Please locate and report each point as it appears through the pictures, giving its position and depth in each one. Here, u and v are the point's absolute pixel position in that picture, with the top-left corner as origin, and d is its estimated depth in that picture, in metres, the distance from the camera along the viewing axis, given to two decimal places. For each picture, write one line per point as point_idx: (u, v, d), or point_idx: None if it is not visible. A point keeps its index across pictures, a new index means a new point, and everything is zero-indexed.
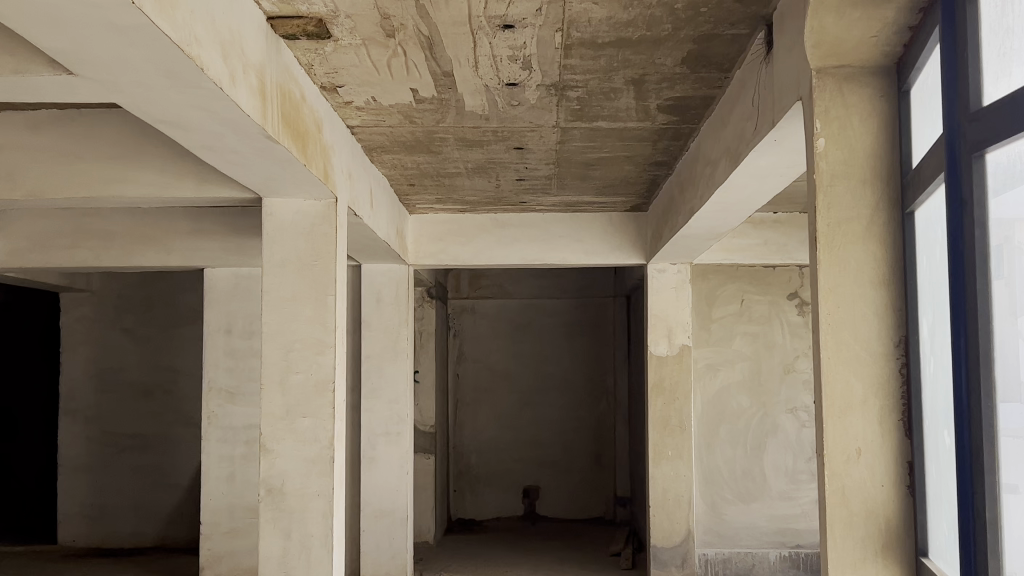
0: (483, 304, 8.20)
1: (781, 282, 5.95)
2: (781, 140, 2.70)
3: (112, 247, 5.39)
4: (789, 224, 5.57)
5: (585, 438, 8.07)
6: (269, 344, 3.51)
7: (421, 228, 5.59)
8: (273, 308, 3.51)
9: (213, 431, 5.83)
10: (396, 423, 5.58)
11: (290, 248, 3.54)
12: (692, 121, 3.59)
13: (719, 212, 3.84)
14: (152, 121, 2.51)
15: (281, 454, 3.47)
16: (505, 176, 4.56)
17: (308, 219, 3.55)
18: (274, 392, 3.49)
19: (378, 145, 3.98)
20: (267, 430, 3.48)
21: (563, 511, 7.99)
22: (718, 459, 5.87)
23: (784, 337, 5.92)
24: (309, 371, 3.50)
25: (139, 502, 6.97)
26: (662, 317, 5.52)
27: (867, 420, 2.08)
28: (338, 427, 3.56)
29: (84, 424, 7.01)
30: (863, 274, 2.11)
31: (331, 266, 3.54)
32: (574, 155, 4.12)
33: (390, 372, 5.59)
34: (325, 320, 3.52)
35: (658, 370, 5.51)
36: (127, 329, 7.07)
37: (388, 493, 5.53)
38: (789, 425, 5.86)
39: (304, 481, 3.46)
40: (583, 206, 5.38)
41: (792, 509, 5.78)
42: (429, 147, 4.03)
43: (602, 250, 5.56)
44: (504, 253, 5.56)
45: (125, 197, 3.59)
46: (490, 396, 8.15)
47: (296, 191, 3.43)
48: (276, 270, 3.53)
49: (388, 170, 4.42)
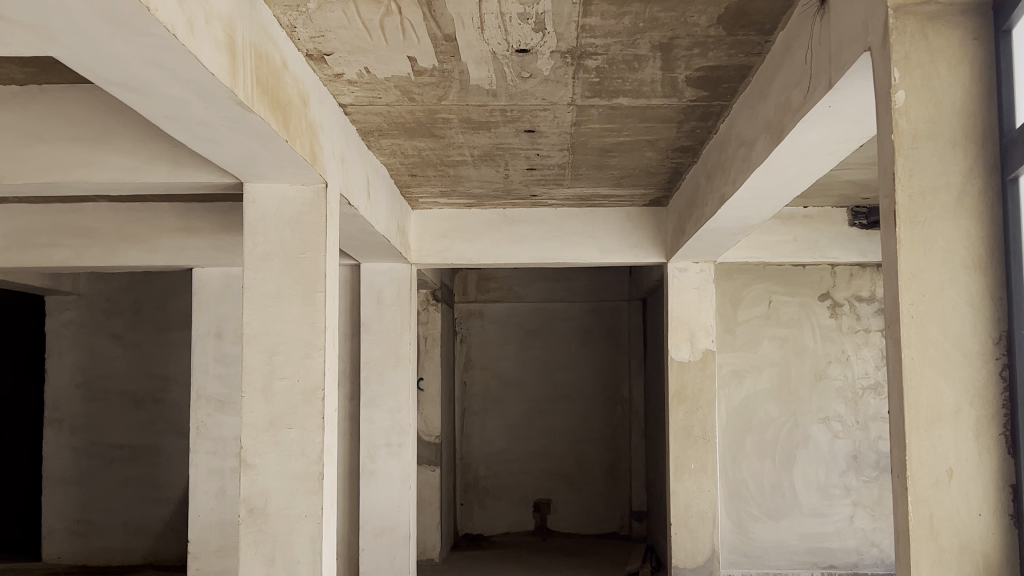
0: (492, 308, 7.82)
1: (812, 282, 5.57)
2: (836, 106, 2.32)
3: (94, 242, 5.06)
4: (820, 219, 5.19)
5: (599, 448, 7.68)
6: (251, 347, 3.13)
7: (425, 224, 5.22)
8: (255, 307, 3.14)
9: (202, 442, 5.44)
10: (398, 433, 5.20)
11: (274, 239, 3.17)
12: (726, 98, 3.22)
13: (752, 201, 3.46)
14: (101, 81, 2.13)
15: (264, 470, 3.09)
16: (514, 164, 4.18)
17: (296, 206, 3.18)
18: (256, 400, 3.11)
19: (375, 128, 3.61)
20: (248, 442, 3.10)
21: (576, 526, 7.60)
22: (744, 473, 5.46)
23: (815, 340, 5.53)
24: (295, 377, 3.12)
25: (128, 517, 6.58)
26: (683, 319, 5.14)
27: (960, 434, 1.69)
28: (329, 438, 3.19)
29: (70, 434, 6.65)
30: (953, 254, 1.73)
31: (321, 260, 3.16)
32: (591, 139, 3.75)
33: (392, 379, 5.21)
34: (315, 320, 3.14)
35: (679, 377, 5.12)
36: (116, 335, 6.71)
37: (389, 509, 5.13)
38: (821, 436, 5.46)
39: (290, 500, 3.07)
40: (598, 200, 5.01)
41: (824, 527, 5.39)
42: (432, 130, 3.66)
43: (619, 248, 5.18)
44: (513, 251, 5.18)
45: (91, 183, 3.22)
46: (500, 404, 7.77)
47: (279, 175, 3.06)
48: (259, 264, 3.16)
49: (386, 157, 4.05)
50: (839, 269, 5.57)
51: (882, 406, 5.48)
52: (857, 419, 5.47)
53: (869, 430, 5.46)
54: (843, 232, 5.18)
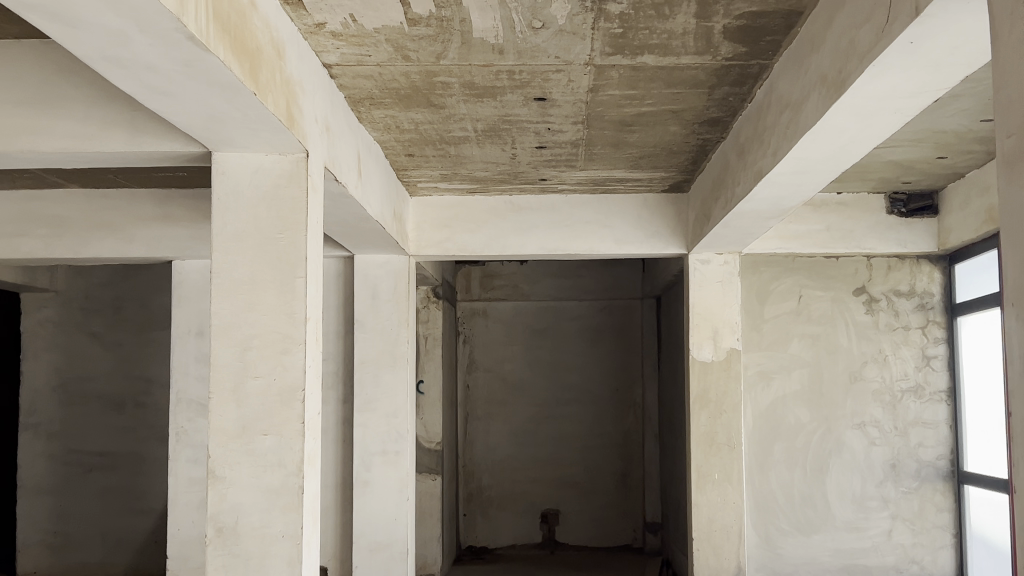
0: (496, 306, 7.41)
1: (845, 275, 5.16)
2: (919, 42, 1.92)
3: (67, 234, 4.71)
4: (854, 206, 4.78)
5: (610, 456, 7.26)
6: (219, 341, 2.70)
7: (425, 212, 4.82)
8: (223, 296, 2.71)
9: (181, 449, 5.01)
10: (395, 439, 4.75)
11: (247, 218, 2.74)
12: (767, 54, 2.81)
13: (793, 176, 3.05)
14: (14, 4, 1.73)
15: (235, 484, 2.66)
16: (522, 142, 3.77)
17: (272, 178, 2.77)
18: (226, 403, 2.69)
19: (365, 96, 3.19)
20: (216, 451, 2.67)
21: (586, 538, 7.17)
22: (773, 484, 5.03)
23: (849, 338, 5.12)
24: (271, 376, 2.70)
25: (108, 530, 6.16)
26: (706, 316, 4.71)
27: None
28: (310, 447, 2.76)
29: (46, 441, 6.22)
30: None
31: (302, 241, 2.74)
32: (608, 109, 3.33)
33: (389, 381, 4.78)
34: (293, 311, 2.72)
35: (701, 379, 4.69)
36: (95, 334, 6.29)
37: (385, 522, 4.69)
38: (856, 442, 5.04)
39: (264, 518, 2.65)
40: (612, 185, 4.59)
41: (860, 542, 4.97)
42: (430, 99, 3.24)
43: (636, 238, 4.76)
44: (520, 241, 4.77)
45: (37, 152, 2.79)
46: (504, 409, 7.35)
47: (251, 142, 2.65)
48: (229, 245, 2.73)
49: (380, 133, 3.63)
50: (876, 261, 5.16)
51: (922, 411, 5.04)
52: (896, 424, 5.05)
53: (908, 437, 5.03)
54: (880, 221, 4.78)
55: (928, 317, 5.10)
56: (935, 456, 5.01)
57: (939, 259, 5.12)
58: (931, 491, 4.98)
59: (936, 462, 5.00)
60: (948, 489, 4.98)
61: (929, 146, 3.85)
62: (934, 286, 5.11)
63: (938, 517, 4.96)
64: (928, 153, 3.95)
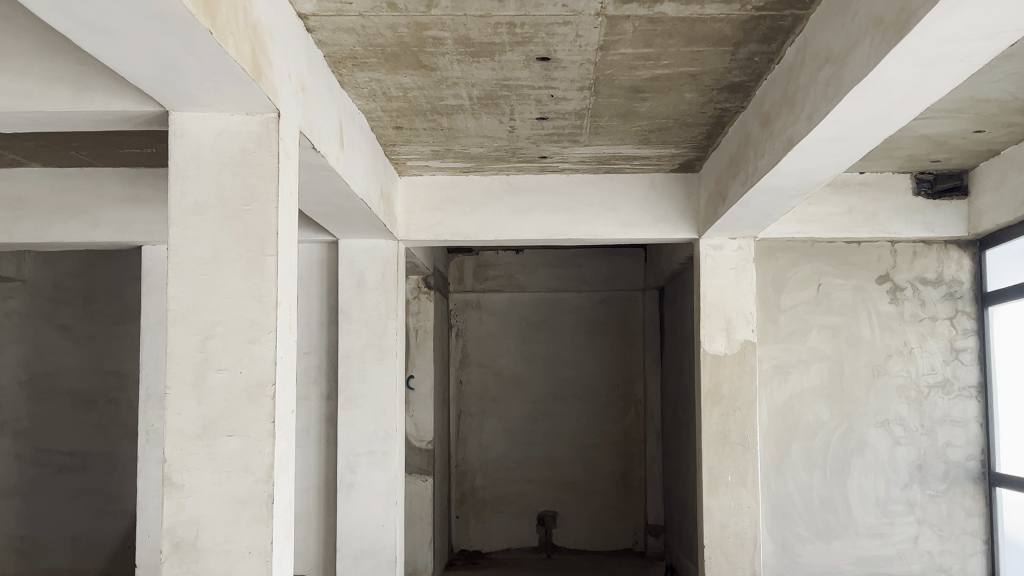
0: (490, 298, 7.07)
1: (867, 261, 4.83)
2: None
3: (25, 217, 4.42)
4: (878, 186, 4.49)
5: (610, 454, 6.92)
6: (176, 328, 2.35)
7: (415, 194, 4.47)
8: (183, 277, 2.36)
9: (151, 449, 4.65)
10: (382, 439, 4.38)
11: (211, 187, 2.39)
12: (803, 2, 2.46)
13: (828, 145, 2.70)
14: None
15: (194, 492, 2.31)
16: (522, 112, 3.43)
17: (238, 140, 2.41)
18: (185, 399, 2.34)
19: (348, 54, 2.84)
20: (173, 455, 2.32)
21: (586, 541, 6.84)
22: (790, 487, 4.71)
23: (871, 329, 4.79)
24: (236, 369, 2.35)
25: (78, 534, 5.80)
26: (718, 305, 4.37)
27: None
28: (282, 449, 2.41)
29: (12, 438, 5.83)
30: None
31: (272, 214, 2.39)
32: (620, 72, 2.99)
33: (376, 377, 4.42)
34: (262, 294, 2.37)
35: (713, 373, 4.35)
36: (65, 326, 5.94)
37: (371, 529, 4.32)
38: (878, 442, 4.72)
39: (228, 532, 2.31)
40: (617, 164, 4.25)
41: (883, 549, 4.65)
42: (422, 60, 2.89)
43: (644, 222, 4.42)
44: (518, 225, 4.43)
45: None
46: (499, 406, 7.01)
47: (214, 99, 2.30)
48: (189, 218, 2.38)
49: (364, 100, 3.29)
50: (900, 247, 4.83)
51: (950, 408, 4.71)
52: (922, 422, 4.72)
53: (935, 436, 4.71)
54: (905, 202, 4.48)
55: (956, 307, 4.77)
56: (964, 457, 4.68)
57: (968, 244, 4.79)
58: (960, 494, 4.66)
59: (965, 463, 4.68)
60: (978, 492, 4.64)
61: (969, 117, 3.51)
62: (963, 273, 4.78)
63: (968, 522, 4.63)
64: (964, 126, 3.62)
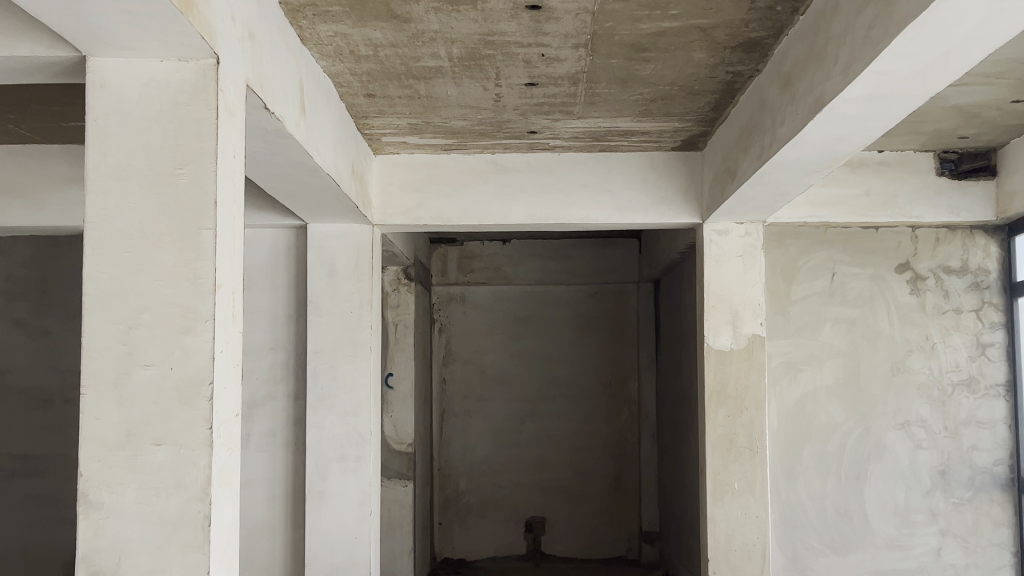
0: (475, 291, 6.69)
1: (885, 248, 4.48)
2: None
3: None
4: (898, 165, 4.15)
5: (604, 457, 6.55)
6: (95, 317, 1.95)
7: (392, 174, 4.09)
8: (103, 254, 1.96)
9: None
10: (355, 443, 3.98)
11: (136, 147, 2.00)
12: None
13: (866, 105, 2.33)
14: None
15: (116, 513, 1.91)
16: (513, 76, 3.05)
17: (170, 92, 2.02)
18: (105, 402, 1.93)
19: (308, 1, 2.45)
20: (89, 468, 1.92)
21: (577, 549, 6.46)
22: (802, 494, 4.35)
23: (890, 322, 4.44)
24: (167, 365, 1.95)
25: (29, 544, 4.91)
26: (723, 296, 4.00)
27: None
28: (223, 459, 2.01)
29: None
30: None
31: (209, 180, 2.00)
32: (620, 25, 2.61)
33: (349, 375, 4.03)
34: (198, 275, 1.97)
35: (718, 370, 3.97)
36: (18, 321, 5.07)
37: (343, 541, 3.93)
38: (897, 445, 4.36)
39: (154, 560, 1.90)
40: (614, 141, 3.88)
41: (903, 562, 4.29)
42: (392, 8, 2.50)
43: (643, 204, 4.04)
44: (506, 208, 4.05)
45: None
46: (484, 405, 6.63)
47: (139, 37, 1.91)
48: (111, 184, 1.99)
49: (328, 61, 2.90)
50: (920, 233, 4.48)
51: (976, 408, 4.36)
52: (945, 424, 4.36)
53: (960, 439, 4.35)
54: (927, 183, 4.15)
55: (982, 299, 4.42)
56: (991, 461, 4.33)
57: (995, 230, 4.44)
58: (986, 503, 4.30)
59: (992, 469, 4.32)
60: (1006, 500, 4.28)
61: (1008, 85, 3.15)
62: (989, 262, 4.43)
63: (995, 533, 4.28)
64: (1002, 95, 3.26)
